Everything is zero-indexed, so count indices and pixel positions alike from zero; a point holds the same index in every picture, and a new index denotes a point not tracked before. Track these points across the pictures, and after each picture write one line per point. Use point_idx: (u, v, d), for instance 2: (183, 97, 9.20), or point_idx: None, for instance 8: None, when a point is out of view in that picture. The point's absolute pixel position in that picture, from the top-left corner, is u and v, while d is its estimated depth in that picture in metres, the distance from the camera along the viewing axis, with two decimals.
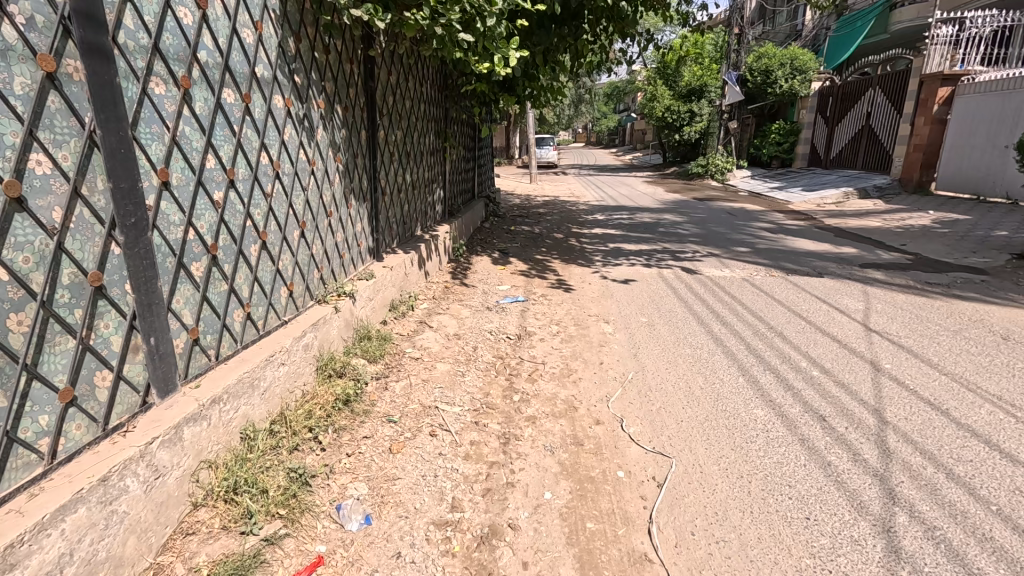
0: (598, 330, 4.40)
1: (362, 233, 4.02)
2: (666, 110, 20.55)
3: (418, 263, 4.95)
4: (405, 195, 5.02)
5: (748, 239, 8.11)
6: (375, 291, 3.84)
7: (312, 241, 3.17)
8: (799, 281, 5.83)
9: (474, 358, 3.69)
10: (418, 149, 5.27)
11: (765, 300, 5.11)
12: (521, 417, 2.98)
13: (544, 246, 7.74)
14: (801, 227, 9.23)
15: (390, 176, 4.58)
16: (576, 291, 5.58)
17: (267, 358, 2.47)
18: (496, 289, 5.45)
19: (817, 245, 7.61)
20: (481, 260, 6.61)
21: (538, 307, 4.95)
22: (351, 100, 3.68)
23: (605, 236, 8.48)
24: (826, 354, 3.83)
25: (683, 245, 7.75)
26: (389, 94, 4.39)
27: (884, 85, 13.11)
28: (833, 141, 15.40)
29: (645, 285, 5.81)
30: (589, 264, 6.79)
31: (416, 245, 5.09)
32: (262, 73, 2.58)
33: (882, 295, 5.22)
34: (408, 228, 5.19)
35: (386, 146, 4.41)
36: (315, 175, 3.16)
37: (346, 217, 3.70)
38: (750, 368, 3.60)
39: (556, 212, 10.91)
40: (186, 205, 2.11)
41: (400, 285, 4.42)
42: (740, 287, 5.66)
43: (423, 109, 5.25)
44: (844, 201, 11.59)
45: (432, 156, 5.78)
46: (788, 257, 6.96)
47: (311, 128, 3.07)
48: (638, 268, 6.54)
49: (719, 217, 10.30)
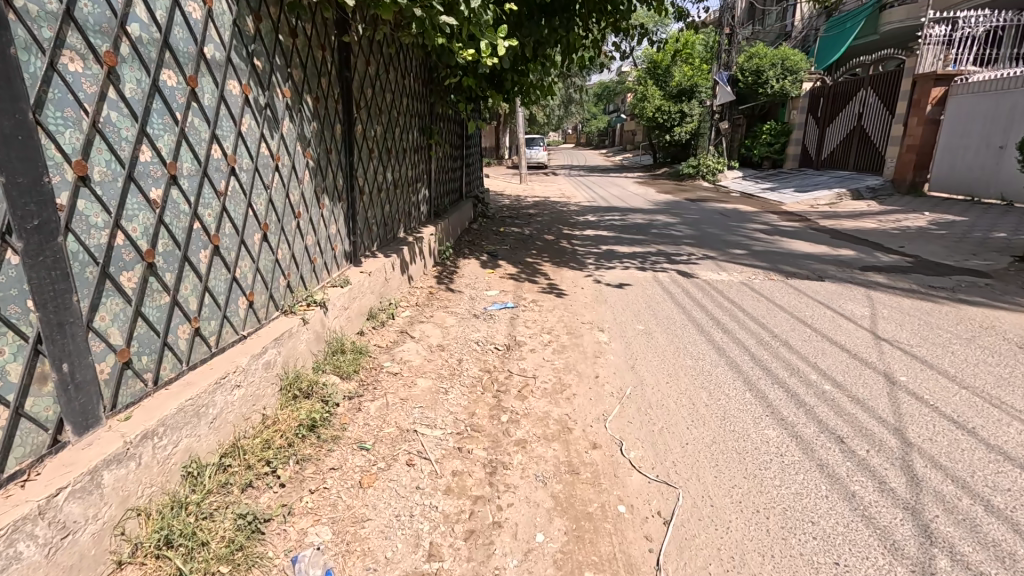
0: (592, 339, 4.11)
1: (337, 236, 3.70)
2: (656, 110, 20.38)
3: (400, 268, 4.64)
4: (386, 194, 4.70)
5: (743, 241, 7.89)
6: (351, 299, 3.53)
7: (277, 246, 2.85)
8: (800, 285, 5.60)
9: (458, 372, 3.39)
10: (401, 146, 4.96)
11: (767, 306, 4.86)
12: (510, 440, 2.68)
13: (535, 248, 7.46)
14: (796, 228, 9.05)
15: (369, 174, 4.26)
16: (568, 296, 5.30)
17: (217, 381, 2.15)
18: (484, 295, 5.15)
19: (814, 247, 7.41)
20: (468, 264, 6.31)
21: (529, 314, 4.66)
22: (323, 91, 3.35)
23: (598, 238, 8.23)
24: (836, 365, 3.57)
25: (677, 247, 7.51)
26: (367, 86, 4.07)
27: (877, 85, 13.02)
28: (824, 141, 15.31)
29: (640, 289, 5.54)
30: (582, 267, 6.52)
31: (398, 248, 4.78)
32: (212, 54, 2.26)
33: (887, 300, 5.00)
34: (389, 230, 4.88)
35: (364, 142, 4.09)
36: (280, 172, 2.84)
37: (318, 218, 3.38)
38: (757, 382, 3.33)
39: (547, 213, 10.65)
40: (113, 205, 1.79)
41: (380, 291, 4.10)
42: (739, 291, 5.42)
43: (406, 104, 4.93)
44: (837, 202, 11.46)
45: (416, 153, 5.47)
46: (785, 259, 6.75)
47: (274, 119, 2.75)
48: (633, 271, 6.27)
49: (712, 218, 10.10)
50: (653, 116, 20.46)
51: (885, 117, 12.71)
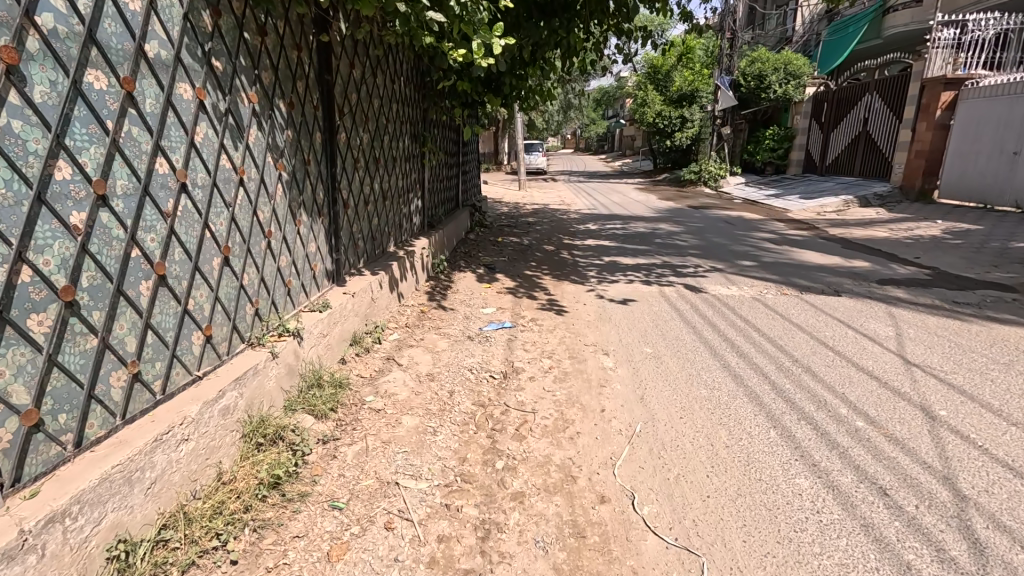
0: (596, 364, 3.78)
1: (317, 254, 3.37)
2: (657, 115, 20.13)
3: (389, 286, 4.31)
4: (374, 207, 4.37)
5: (751, 251, 7.57)
6: (331, 325, 3.20)
7: (242, 270, 2.51)
8: (816, 301, 5.27)
9: (449, 407, 3.05)
10: (391, 156, 4.63)
11: (783, 325, 4.53)
12: (506, 494, 2.35)
13: (534, 260, 7.14)
14: (804, 238, 8.74)
15: (355, 185, 3.93)
16: (570, 314, 4.97)
17: (157, 438, 1.82)
18: (480, 313, 4.82)
19: (826, 258, 7.09)
20: (464, 278, 5.98)
21: (528, 335, 4.32)
22: (300, 95, 3.03)
23: (600, 249, 7.91)
24: (867, 396, 3.23)
25: (683, 258, 7.18)
26: (352, 91, 3.74)
27: (883, 90, 12.75)
28: (829, 147, 15.03)
29: (646, 306, 5.21)
30: (584, 281, 6.20)
31: (387, 264, 4.45)
32: (157, 52, 1.93)
33: (911, 318, 4.67)
34: (378, 245, 4.55)
35: (349, 151, 3.76)
36: (246, 186, 2.52)
37: (294, 236, 3.04)
38: (782, 418, 3.00)
39: (547, 221, 10.34)
40: (15, 234, 1.47)
41: (364, 313, 3.77)
42: (751, 308, 5.09)
43: (396, 110, 4.61)
44: (845, 210, 11.16)
45: (407, 163, 5.14)
46: (797, 271, 6.43)
47: (237, 127, 2.42)
48: (637, 286, 5.95)
49: (718, 227, 9.79)
50: (654, 121, 20.21)
51: (891, 122, 12.42)
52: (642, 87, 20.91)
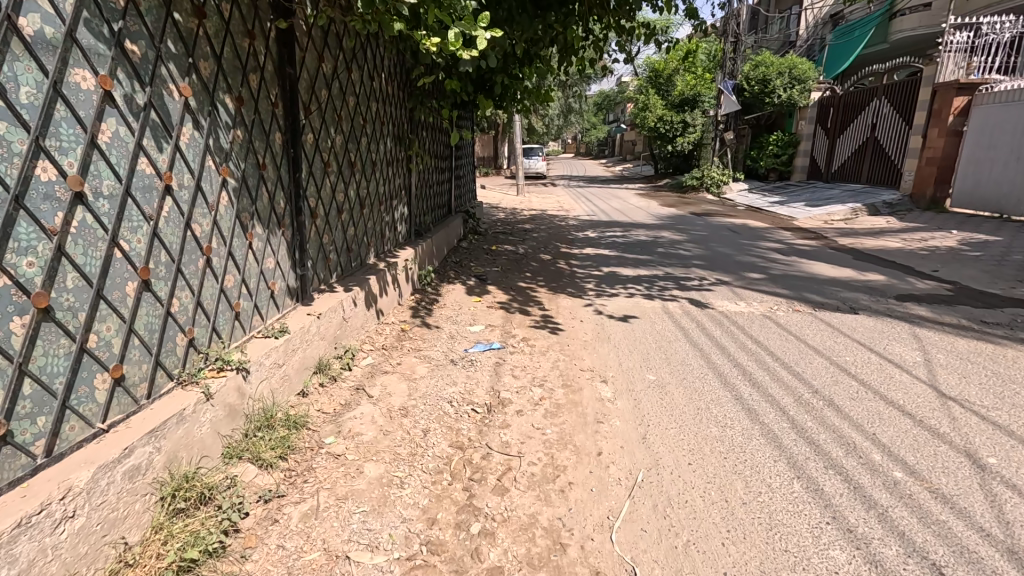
0: (593, 395, 3.37)
1: (276, 271, 2.98)
2: (658, 120, 19.78)
3: (365, 303, 3.91)
4: (351, 216, 3.98)
5: (758, 262, 7.19)
6: (288, 353, 2.79)
7: (169, 295, 2.11)
8: (831, 319, 4.88)
9: (422, 449, 2.64)
10: (371, 159, 4.24)
11: (799, 348, 4.13)
12: (479, 570, 1.94)
13: (529, 270, 6.74)
14: (813, 248, 8.34)
15: (326, 193, 3.54)
16: (565, 332, 4.56)
17: (22, 522, 1.41)
18: (467, 331, 4.42)
19: (838, 271, 6.69)
20: (453, 291, 5.58)
21: (519, 358, 3.92)
22: (252, 89, 2.63)
23: (599, 258, 7.51)
24: (902, 438, 2.82)
25: (686, 269, 6.79)
26: (320, 87, 3.34)
27: (891, 95, 12.40)
28: (835, 153, 14.66)
29: (648, 323, 4.81)
30: (581, 294, 5.79)
31: (364, 279, 4.05)
32: (38, 28, 1.55)
33: (938, 340, 4.27)
34: (355, 257, 4.15)
35: (317, 153, 3.36)
36: (176, 196, 2.12)
37: (244, 251, 2.64)
38: (807, 466, 2.59)
39: (544, 228, 9.95)
40: None
41: (333, 336, 3.37)
42: (762, 327, 4.69)
43: (376, 110, 4.22)
44: (853, 218, 10.78)
45: (390, 166, 4.75)
46: (809, 285, 6.03)
47: (162, 123, 2.03)
48: (639, 300, 5.55)
49: (722, 235, 9.39)
50: (655, 126, 19.86)
51: (900, 128, 12.07)
52: (644, 91, 20.61)
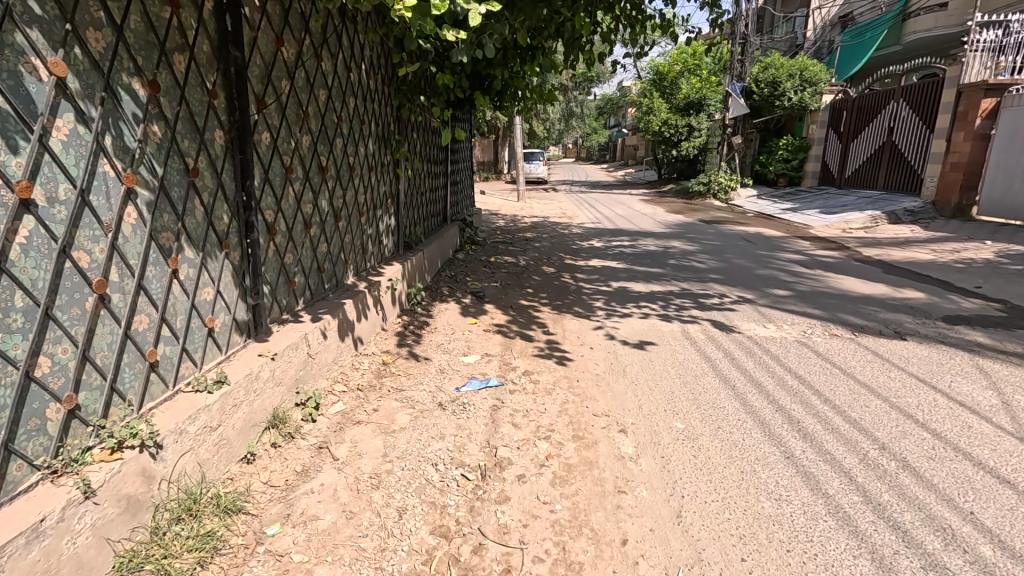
0: (610, 452, 2.77)
1: (216, 304, 2.38)
2: (663, 124, 19.26)
3: (338, 333, 3.30)
4: (325, 230, 3.39)
5: (780, 276, 6.59)
6: (225, 412, 2.18)
7: (30, 352, 1.51)
8: (876, 347, 4.27)
9: (394, 542, 2.02)
10: (349, 163, 3.64)
11: (847, 386, 3.52)
12: None
13: (531, 285, 6.15)
14: (837, 260, 7.74)
15: (289, 204, 2.95)
16: (574, 363, 3.96)
17: None
18: (460, 362, 3.81)
19: (871, 287, 6.09)
20: (446, 311, 4.97)
21: (520, 399, 3.31)
22: (176, 71, 2.04)
23: (607, 271, 6.93)
24: (1012, 521, 2.20)
25: (703, 285, 6.19)
26: (279, 75, 2.75)
27: (910, 97, 11.84)
28: (849, 158, 14.07)
29: (667, 351, 4.21)
30: (589, 314, 5.19)
31: (338, 303, 3.44)
32: None
33: (1010, 375, 3.65)
34: (328, 277, 3.54)
35: (276, 156, 2.77)
36: (42, 213, 1.53)
37: (166, 282, 2.04)
38: (898, 567, 1.97)
39: (547, 237, 9.37)
40: None
41: (293, 379, 2.76)
42: (800, 356, 4.09)
43: (354, 106, 3.62)
44: (873, 227, 10.20)
45: (374, 171, 4.15)
46: (842, 304, 5.43)
47: (14, 112, 1.44)
48: (654, 321, 4.94)
49: (737, 245, 8.81)
50: (659, 130, 19.34)
51: (920, 132, 11.49)
52: (647, 94, 20.07)
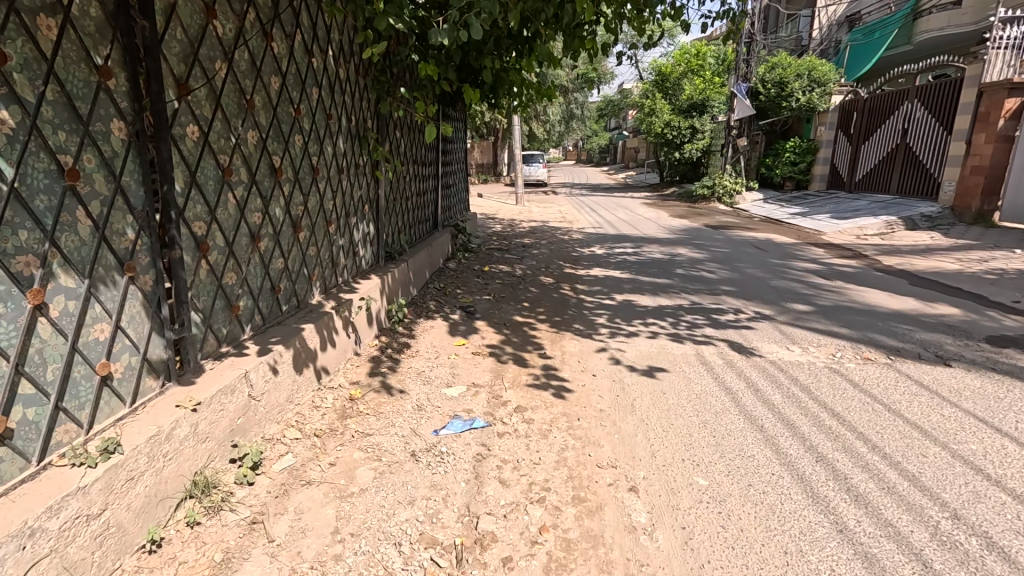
0: (618, 522, 2.24)
1: (116, 343, 1.86)
2: (665, 125, 18.79)
3: (293, 366, 2.78)
4: (280, 243, 2.87)
5: (798, 288, 6.08)
6: (115, 490, 1.66)
7: None
8: (918, 375, 3.74)
9: None
10: (312, 165, 3.12)
11: (895, 427, 3.00)
12: None
13: (528, 299, 5.62)
14: (856, 269, 7.23)
15: (228, 213, 2.42)
16: (574, 395, 3.43)
17: None
18: (441, 395, 3.28)
19: (900, 301, 5.57)
20: (431, 330, 4.43)
21: (510, 445, 2.78)
22: (41, 39, 1.54)
23: (610, 282, 6.42)
24: None
25: (716, 298, 5.67)
26: (212, 54, 2.23)
27: (925, 98, 11.33)
28: (859, 161, 13.57)
29: (681, 380, 3.68)
30: (591, 333, 4.66)
31: (295, 330, 2.91)
32: None
33: None
34: (285, 298, 3.02)
35: (207, 153, 2.25)
36: None
37: (25, 321, 1.53)
38: None
39: (545, 243, 8.86)
40: None
41: (226, 431, 2.23)
42: (834, 387, 3.56)
43: (318, 98, 3.11)
44: (889, 233, 9.69)
45: (346, 174, 3.64)
46: (870, 321, 4.91)
47: None
48: (664, 342, 4.42)
49: (747, 253, 8.30)
50: (662, 132, 18.87)
51: (935, 133, 10.99)
52: (649, 96, 19.56)
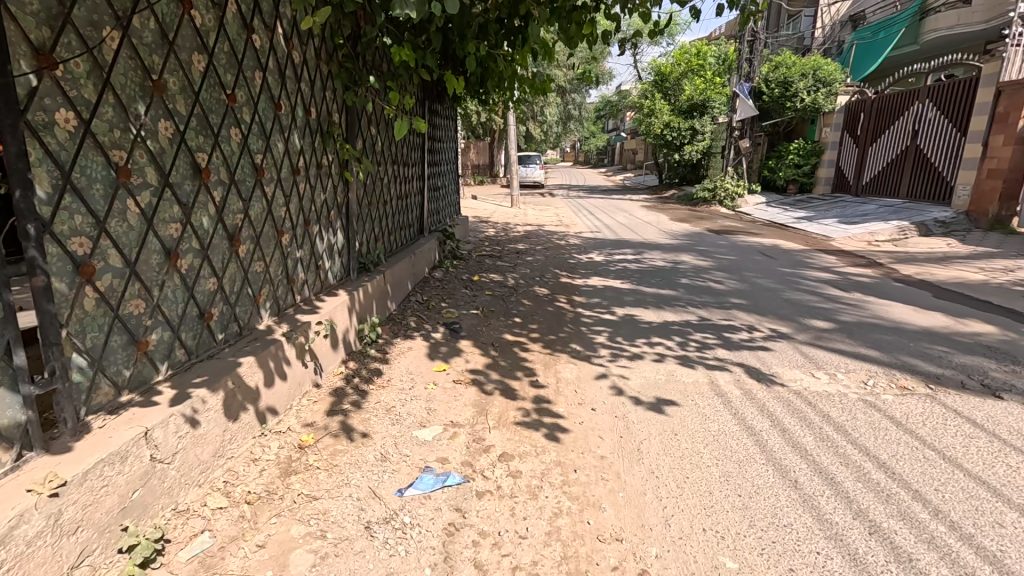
0: None
1: None
2: (665, 126, 18.30)
3: (223, 412, 2.25)
4: (209, 260, 2.34)
5: (815, 302, 5.57)
6: None
7: None
8: (968, 410, 3.23)
9: None
10: (255, 163, 2.58)
11: (956, 483, 2.49)
12: None
13: (521, 313, 5.10)
14: (875, 279, 6.72)
15: (126, 225, 1.89)
16: (570, 438, 2.90)
17: None
18: (411, 440, 2.75)
19: (929, 317, 5.06)
20: (408, 353, 3.90)
21: (491, 511, 2.25)
22: None
23: (610, 293, 5.90)
24: None
25: (726, 313, 5.15)
26: (94, 16, 1.70)
27: (937, 98, 10.88)
28: (867, 163, 13.11)
29: (694, 416, 3.15)
30: (590, 355, 4.14)
31: (229, 364, 2.38)
32: None
33: None
34: (219, 325, 2.49)
35: (90, 147, 1.72)
36: None
37: None
38: None
39: (541, 249, 8.34)
40: None
41: (113, 512, 1.70)
42: (874, 425, 3.05)
43: (262, 81, 2.58)
44: (901, 239, 9.21)
45: (304, 175, 3.11)
46: (900, 341, 4.41)
47: None
48: (671, 367, 3.90)
49: (756, 260, 7.80)
50: (661, 133, 18.40)
51: (948, 135, 10.54)
52: (649, 96, 19.08)
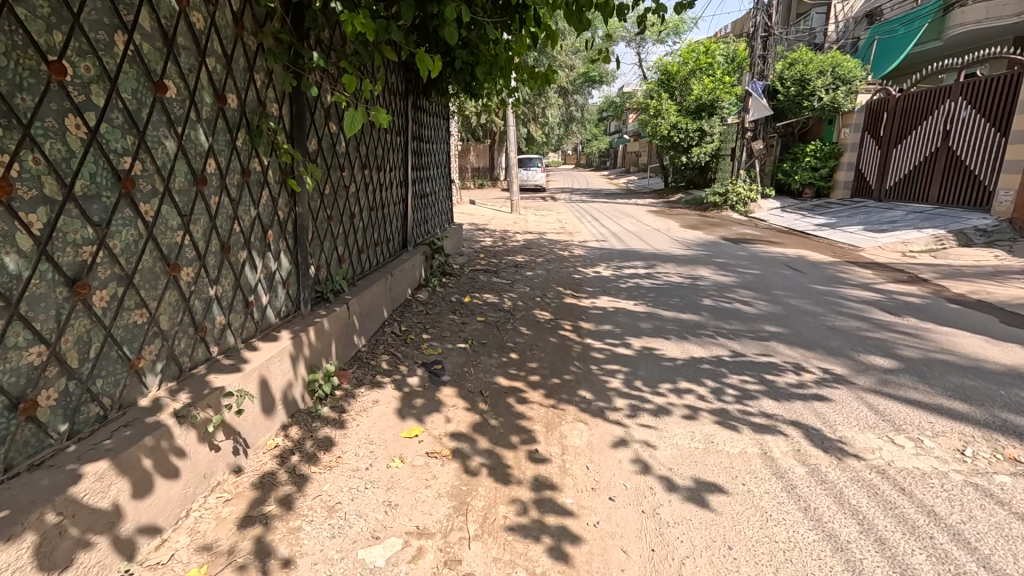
0: None
1: None
2: (671, 127, 17.46)
3: (32, 567, 1.41)
4: (24, 318, 1.51)
5: (866, 330, 4.71)
6: None
7: None
8: None
9: None
10: (115, 168, 1.75)
11: None
12: None
13: (519, 345, 4.25)
14: (926, 299, 5.85)
15: None
16: (582, 556, 2.05)
17: None
18: (353, 569, 1.89)
19: (1009, 352, 4.20)
20: (372, 408, 3.05)
21: None
22: None
23: (623, 317, 5.05)
24: None
25: (764, 346, 4.30)
26: None
27: (972, 95, 10.03)
28: (891, 166, 12.25)
29: (750, 515, 2.30)
30: (605, 407, 3.28)
31: (59, 480, 1.53)
32: None
33: None
34: (55, 411, 1.65)
35: None
36: None
37: None
38: None
39: (543, 262, 7.51)
40: None
41: None
42: (1006, 531, 2.18)
43: (124, 46, 1.75)
44: (940, 250, 8.34)
45: (215, 182, 2.27)
46: (988, 387, 3.54)
47: None
48: (710, 427, 3.04)
49: (784, 275, 6.95)
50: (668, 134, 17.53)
51: (985, 135, 9.68)
52: (655, 96, 18.26)
